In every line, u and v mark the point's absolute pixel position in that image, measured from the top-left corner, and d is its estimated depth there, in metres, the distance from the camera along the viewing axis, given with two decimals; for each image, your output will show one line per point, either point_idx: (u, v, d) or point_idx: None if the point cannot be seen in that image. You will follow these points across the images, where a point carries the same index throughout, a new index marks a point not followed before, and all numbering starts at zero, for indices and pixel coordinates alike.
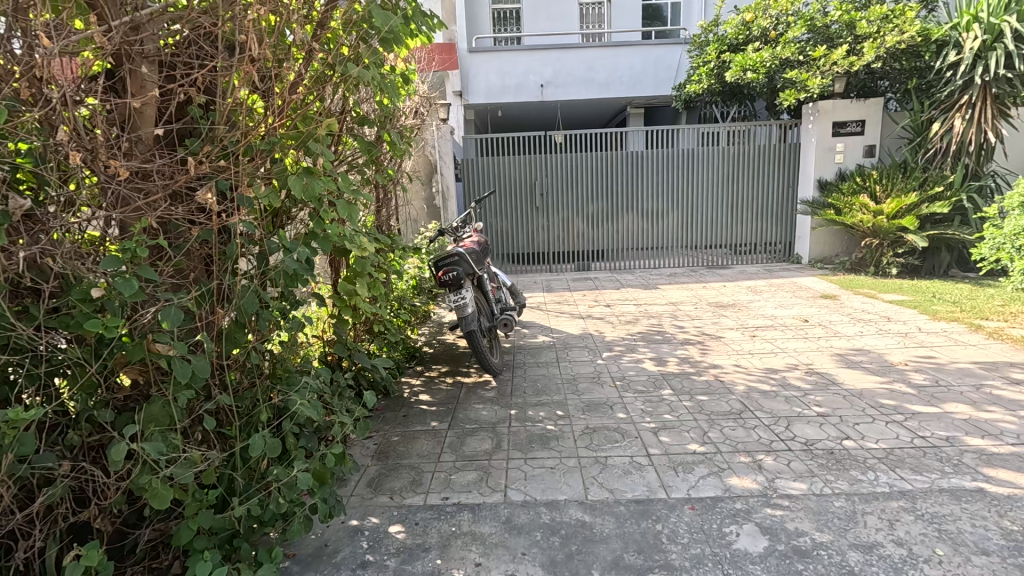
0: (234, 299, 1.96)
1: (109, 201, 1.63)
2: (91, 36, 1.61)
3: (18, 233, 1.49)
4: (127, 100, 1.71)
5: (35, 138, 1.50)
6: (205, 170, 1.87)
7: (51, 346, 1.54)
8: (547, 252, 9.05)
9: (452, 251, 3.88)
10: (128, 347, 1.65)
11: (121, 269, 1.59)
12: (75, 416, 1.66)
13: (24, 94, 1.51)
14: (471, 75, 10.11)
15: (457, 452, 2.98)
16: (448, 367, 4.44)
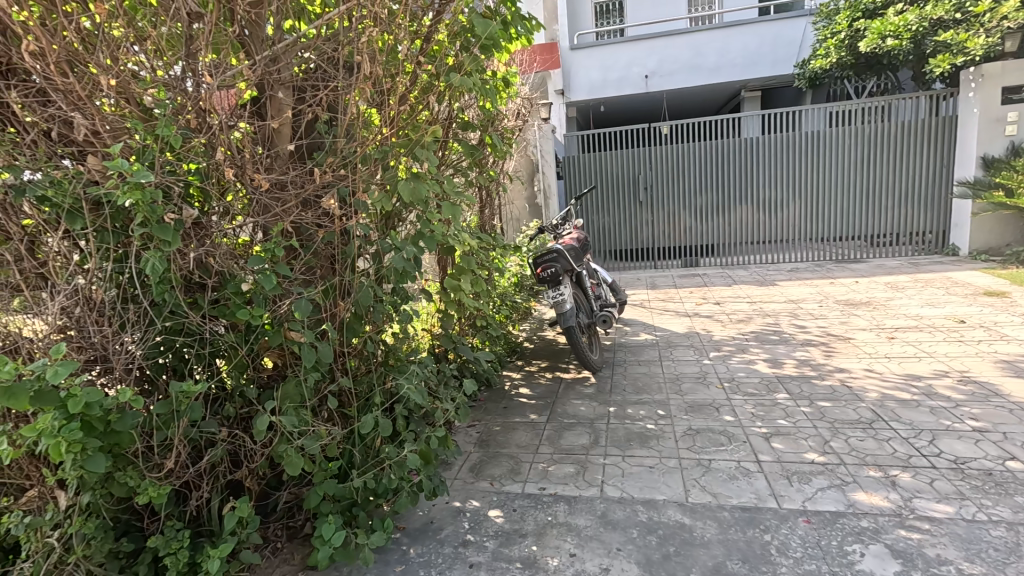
0: (353, 293, 2.20)
1: (256, 209, 1.91)
2: (241, 71, 1.89)
3: (190, 238, 1.76)
4: (268, 122, 2.00)
5: (202, 159, 1.78)
6: (329, 180, 2.12)
7: (214, 332, 1.85)
8: (652, 248, 8.74)
9: (551, 248, 3.93)
10: (270, 334, 1.93)
11: (264, 266, 1.87)
12: (231, 391, 1.97)
13: (193, 123, 1.79)
14: (572, 73, 10.09)
15: (555, 445, 3.04)
16: (548, 362, 4.51)
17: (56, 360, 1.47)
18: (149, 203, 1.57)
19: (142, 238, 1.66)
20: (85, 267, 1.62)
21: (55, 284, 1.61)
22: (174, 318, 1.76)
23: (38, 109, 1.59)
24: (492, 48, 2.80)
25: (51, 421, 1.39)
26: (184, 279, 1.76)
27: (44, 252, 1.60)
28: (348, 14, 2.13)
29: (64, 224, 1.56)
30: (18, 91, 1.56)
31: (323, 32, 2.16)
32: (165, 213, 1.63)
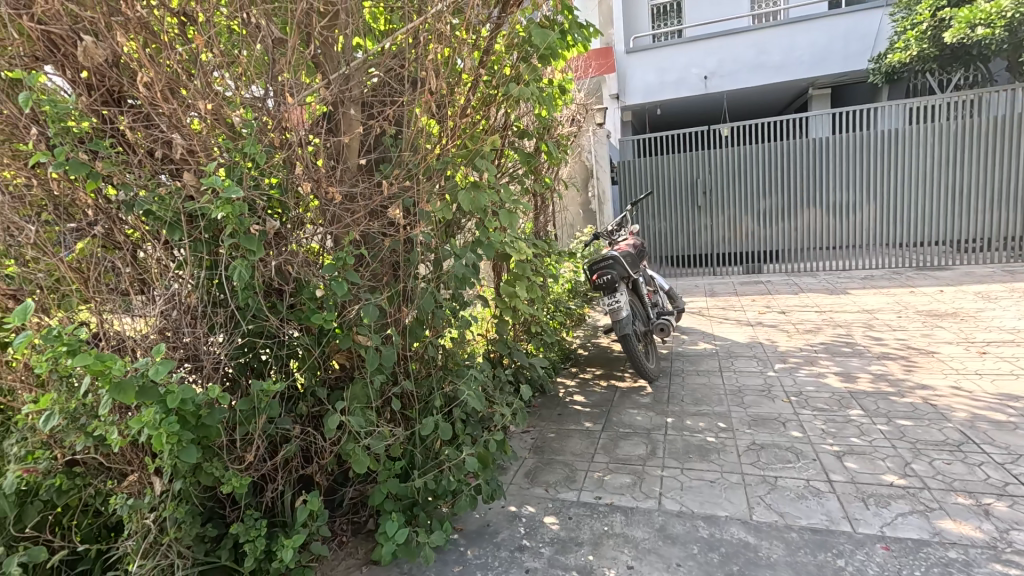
0: (416, 300, 2.29)
1: (328, 220, 2.03)
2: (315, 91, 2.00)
3: (271, 248, 1.89)
4: (340, 137, 2.10)
5: (281, 174, 1.90)
6: (396, 191, 2.22)
7: (289, 335, 1.97)
8: (711, 254, 8.44)
9: (606, 254, 3.92)
10: (340, 337, 2.04)
11: (336, 273, 1.98)
12: (303, 391, 2.09)
13: (276, 140, 1.92)
14: (628, 76, 9.96)
15: (610, 455, 3.00)
16: (603, 370, 4.46)
17: (157, 358, 1.61)
18: (237, 216, 1.69)
19: (231, 248, 1.80)
20: (180, 274, 1.77)
21: (156, 290, 1.78)
22: (254, 322, 1.89)
23: (145, 132, 1.76)
24: (550, 58, 2.82)
25: (152, 414, 1.53)
26: (264, 286, 1.89)
27: (150, 258, 1.80)
28: (414, 32, 2.22)
29: (165, 236, 1.72)
30: (130, 118, 1.74)
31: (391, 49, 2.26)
32: (251, 224, 1.76)
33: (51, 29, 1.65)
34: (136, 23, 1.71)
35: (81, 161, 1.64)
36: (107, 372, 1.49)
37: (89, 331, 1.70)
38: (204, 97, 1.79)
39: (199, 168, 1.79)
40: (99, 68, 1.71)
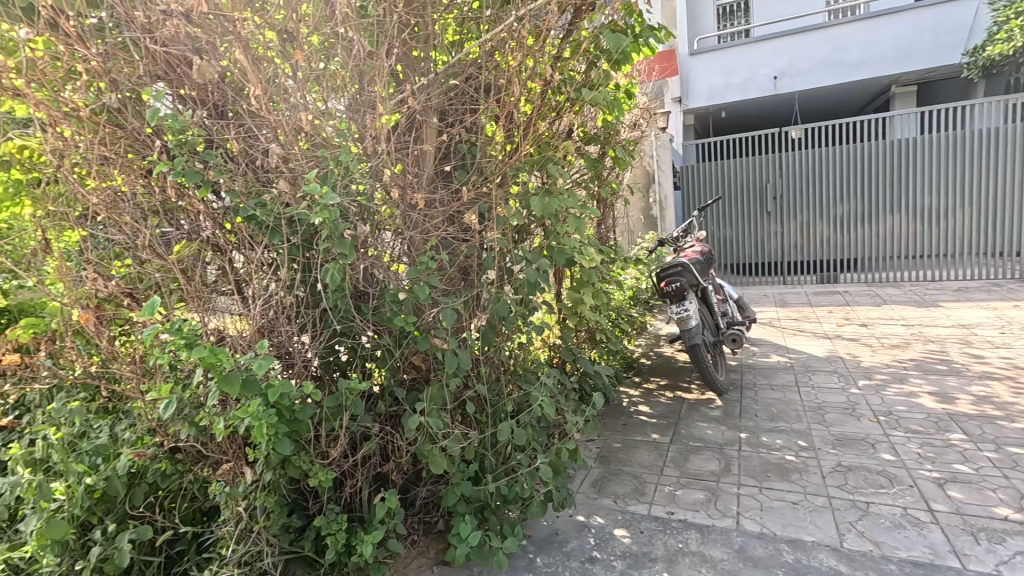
0: (489, 305, 2.32)
1: (406, 225, 2.08)
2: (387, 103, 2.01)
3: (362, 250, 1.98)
4: (421, 145, 2.15)
5: (367, 180, 1.97)
6: (472, 197, 2.26)
7: (372, 336, 2.04)
8: (781, 262, 8.03)
9: (676, 260, 3.78)
10: (418, 340, 2.09)
11: (418, 277, 2.04)
12: (382, 391, 2.15)
13: (365, 149, 2.00)
14: (691, 79, 9.67)
15: (681, 468, 2.90)
16: (668, 380, 4.32)
17: (259, 355, 1.71)
18: (332, 222, 1.78)
19: (324, 252, 1.89)
20: (277, 276, 1.88)
21: (256, 291, 1.89)
22: (342, 323, 1.97)
23: (246, 143, 1.87)
24: (621, 62, 2.77)
25: (256, 408, 1.63)
26: (353, 289, 1.97)
27: (239, 267, 1.94)
28: (492, 41, 2.25)
29: (266, 240, 1.83)
30: (235, 130, 1.85)
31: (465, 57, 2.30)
32: (344, 229, 1.84)
33: (170, 49, 1.80)
34: (241, 42, 1.83)
35: (195, 170, 1.78)
36: (217, 366, 1.60)
37: (203, 327, 1.84)
38: (301, 108, 1.88)
39: (299, 176, 1.87)
40: (209, 85, 1.85)
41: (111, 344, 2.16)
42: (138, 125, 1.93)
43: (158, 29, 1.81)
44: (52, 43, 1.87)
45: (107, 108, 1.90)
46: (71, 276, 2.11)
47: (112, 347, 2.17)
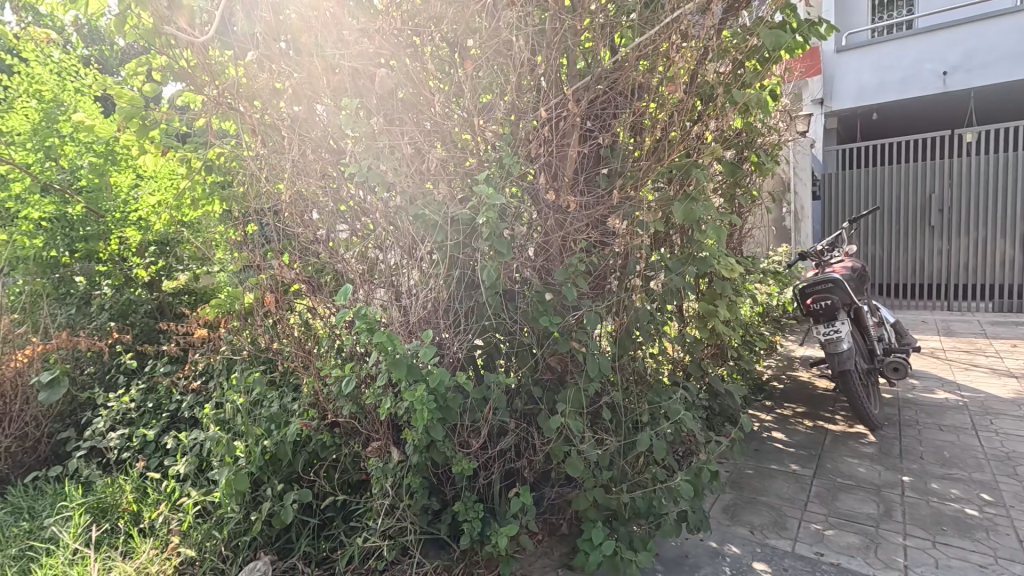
0: (632, 311, 2.29)
1: (551, 226, 2.12)
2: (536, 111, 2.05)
3: (516, 251, 2.09)
4: (570, 146, 2.12)
5: (522, 184, 2.07)
6: (621, 201, 2.23)
7: (518, 334, 2.12)
8: (946, 284, 6.95)
9: (826, 276, 3.41)
10: (559, 341, 2.12)
11: (567, 278, 2.09)
12: (519, 389, 2.21)
13: (524, 152, 2.08)
14: (837, 78, 8.77)
15: (829, 506, 2.61)
16: (806, 408, 3.92)
17: (423, 345, 1.87)
18: (494, 223, 1.89)
19: (481, 252, 2.01)
20: (437, 272, 2.05)
21: (419, 283, 2.09)
22: (492, 319, 2.09)
23: (414, 148, 2.04)
24: (778, 59, 2.56)
25: (420, 393, 1.79)
26: (503, 287, 2.06)
27: (399, 261, 2.15)
28: (641, 43, 2.16)
29: (431, 236, 2.00)
30: (405, 136, 2.04)
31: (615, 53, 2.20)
32: (500, 230, 1.93)
33: (355, 66, 2.05)
34: (412, 65, 2.03)
35: (377, 172, 1.97)
36: (391, 352, 1.77)
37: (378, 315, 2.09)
38: (472, 114, 2.05)
39: (465, 179, 2.05)
40: (383, 96, 2.06)
41: (288, 325, 2.46)
42: (325, 133, 2.20)
43: (350, 48, 2.05)
44: (265, 64, 2.21)
45: (298, 118, 2.21)
46: (263, 264, 2.47)
47: (288, 327, 2.47)
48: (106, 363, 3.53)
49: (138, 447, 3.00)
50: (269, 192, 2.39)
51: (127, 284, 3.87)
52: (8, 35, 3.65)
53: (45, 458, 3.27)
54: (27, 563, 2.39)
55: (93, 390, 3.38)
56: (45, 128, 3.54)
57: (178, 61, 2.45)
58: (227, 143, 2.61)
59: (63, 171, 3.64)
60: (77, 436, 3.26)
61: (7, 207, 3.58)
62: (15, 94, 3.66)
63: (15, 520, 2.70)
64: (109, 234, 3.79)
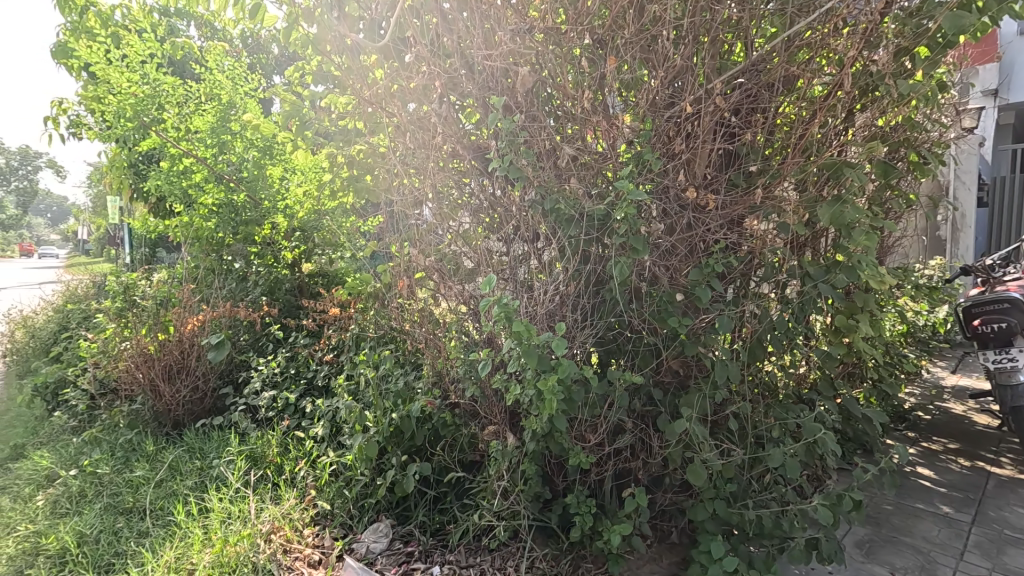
0: (767, 319, 2.16)
1: (683, 225, 2.06)
2: (675, 108, 2.00)
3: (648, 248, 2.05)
4: (709, 143, 2.04)
5: (656, 182, 2.03)
6: (762, 202, 2.09)
7: (643, 333, 2.10)
8: None
9: (1002, 295, 2.90)
10: (687, 344, 2.07)
11: (700, 280, 2.04)
12: (639, 389, 2.18)
13: (660, 149, 2.04)
14: (1018, 66, 7.48)
15: (993, 560, 2.27)
16: (961, 445, 3.41)
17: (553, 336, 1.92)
18: (631, 218, 1.90)
19: (613, 249, 2.01)
20: (566, 266, 2.10)
21: (545, 277, 2.14)
22: (617, 315, 2.08)
23: (551, 145, 2.10)
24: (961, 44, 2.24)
25: (549, 383, 1.82)
26: (632, 284, 2.04)
27: (526, 254, 2.21)
28: (794, 33, 2.01)
29: (564, 230, 2.05)
30: (541, 133, 2.11)
31: (762, 43, 2.09)
32: (636, 228, 1.93)
33: (500, 65, 2.12)
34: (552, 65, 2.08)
35: (517, 167, 2.05)
36: (524, 340, 1.84)
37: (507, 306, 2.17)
38: (610, 110, 2.07)
39: (597, 176, 2.08)
40: (524, 94, 2.13)
41: (417, 309, 2.63)
42: (464, 132, 2.30)
43: (495, 48, 2.13)
44: (416, 66, 2.37)
45: (441, 117, 2.29)
46: (399, 252, 2.65)
47: (416, 311, 2.64)
48: (258, 332, 4.02)
49: (282, 407, 3.40)
50: (408, 185, 2.55)
51: (274, 266, 4.34)
52: (195, 48, 4.31)
53: (209, 409, 3.76)
54: (199, 495, 2.81)
55: (248, 354, 3.87)
56: (220, 127, 4.14)
57: (335, 65, 2.72)
58: (370, 140, 2.84)
59: (231, 164, 4.24)
60: (233, 392, 3.75)
61: (188, 193, 4.24)
62: (199, 98, 4.32)
63: (190, 458, 3.19)
64: (264, 220, 4.32)
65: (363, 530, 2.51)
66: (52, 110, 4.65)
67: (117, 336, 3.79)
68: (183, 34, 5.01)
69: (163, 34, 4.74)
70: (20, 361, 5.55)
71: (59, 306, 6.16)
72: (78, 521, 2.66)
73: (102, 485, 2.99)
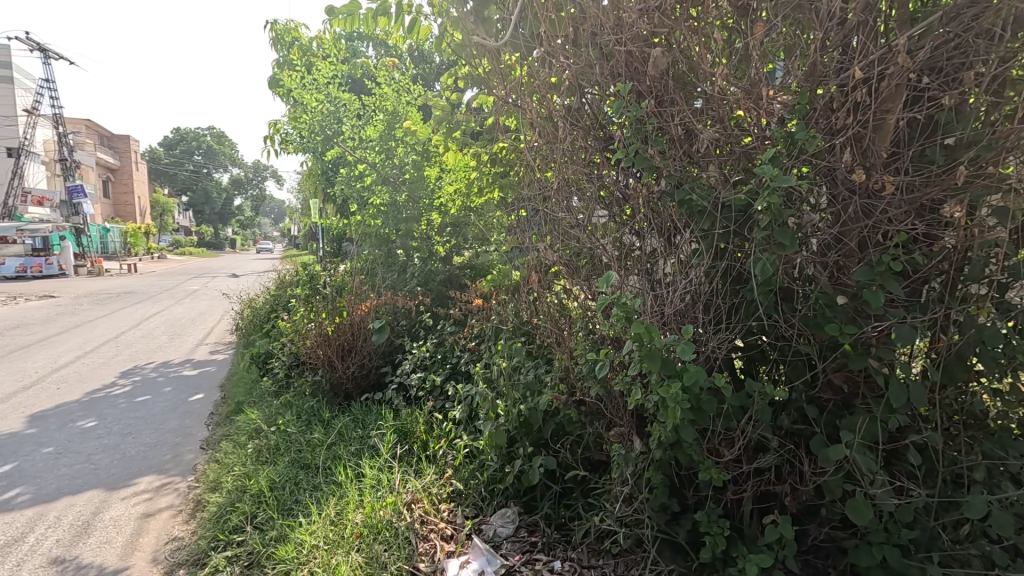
0: (971, 330, 1.70)
1: (848, 213, 1.75)
2: (843, 76, 1.71)
3: (802, 242, 1.79)
4: (890, 116, 1.69)
5: (815, 165, 1.75)
6: (967, 183, 1.65)
7: (795, 340, 1.83)
8: None
9: None
10: (851, 356, 1.76)
11: (871, 280, 1.70)
12: (788, 403, 1.92)
13: (821, 125, 1.76)
14: None
15: None
16: None
17: (680, 339, 1.78)
18: (777, 208, 1.65)
19: (759, 243, 1.78)
20: (699, 262, 1.92)
21: (677, 273, 1.98)
22: (761, 319, 1.85)
23: (686, 130, 1.93)
24: None
25: (673, 390, 1.69)
26: (779, 284, 1.79)
27: (655, 250, 2.07)
28: None
29: (697, 223, 1.88)
30: (675, 117, 1.93)
31: None
32: (786, 217, 1.68)
33: (631, 49, 1.99)
34: (694, 44, 1.92)
35: (645, 156, 1.93)
36: (646, 342, 1.74)
37: (635, 304, 2.06)
38: (758, 85, 1.82)
39: (740, 160, 1.86)
40: (656, 77, 1.97)
41: (548, 303, 2.64)
42: (594, 121, 2.18)
43: (625, 30, 2.00)
44: (546, 60, 2.36)
45: (571, 109, 2.23)
46: (533, 248, 2.68)
47: (547, 306, 2.65)
48: (413, 318, 4.43)
49: (429, 388, 3.70)
50: (540, 180, 2.56)
51: (430, 258, 4.66)
52: (371, 66, 4.90)
53: (372, 384, 4.26)
54: (358, 460, 3.21)
55: (404, 338, 4.30)
56: (388, 134, 4.63)
57: (477, 68, 2.84)
58: (509, 137, 2.92)
59: (396, 167, 4.69)
60: (391, 371, 4.21)
61: (363, 195, 4.82)
62: (372, 110, 4.91)
63: (354, 427, 3.67)
64: (421, 217, 4.67)
65: (491, 513, 2.62)
66: (269, 131, 5.69)
67: (306, 318, 4.52)
68: (363, 55, 5.74)
69: (347, 57, 5.47)
70: (246, 334, 6.96)
71: (273, 291, 7.56)
72: (273, 469, 3.25)
73: (291, 442, 3.61)
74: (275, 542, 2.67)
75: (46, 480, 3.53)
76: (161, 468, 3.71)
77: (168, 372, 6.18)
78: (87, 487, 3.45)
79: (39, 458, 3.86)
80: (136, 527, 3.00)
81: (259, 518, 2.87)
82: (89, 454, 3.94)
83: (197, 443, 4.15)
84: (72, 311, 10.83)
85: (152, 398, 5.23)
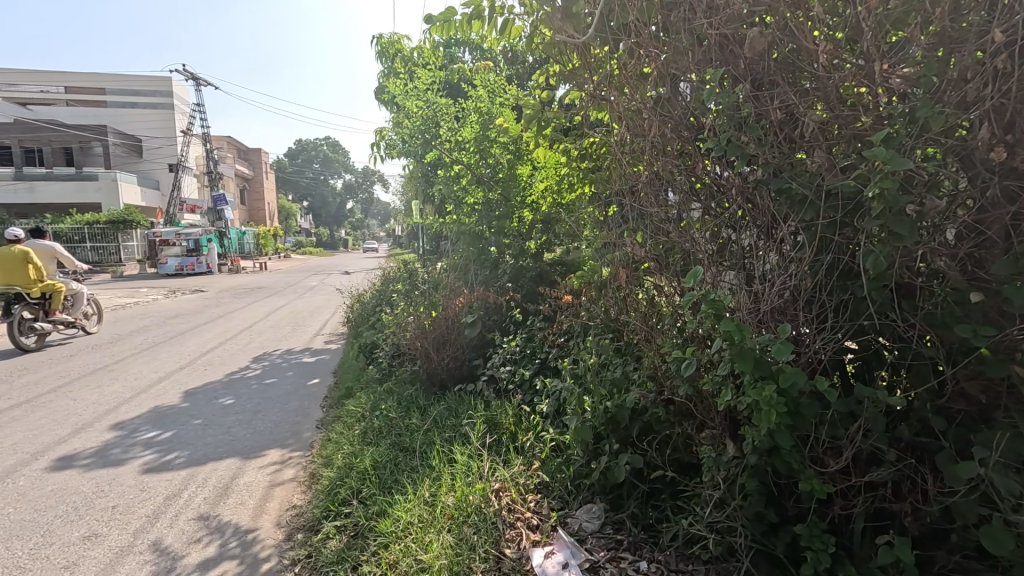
0: None
1: (987, 198, 1.54)
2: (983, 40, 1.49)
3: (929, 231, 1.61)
4: None
5: (943, 144, 1.54)
6: None
7: (916, 342, 1.64)
8: None
9: None
10: (988, 361, 1.55)
11: (1015, 274, 1.49)
12: (909, 413, 1.73)
13: (952, 98, 1.55)
14: None
15: None
16: None
17: (776, 338, 1.67)
18: (891, 194, 1.48)
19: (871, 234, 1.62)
20: (800, 256, 1.78)
21: (777, 267, 1.85)
22: (874, 318, 1.68)
23: (787, 113, 1.79)
24: None
25: (767, 392, 1.60)
26: (896, 280, 1.61)
27: (752, 244, 1.96)
28: None
29: (799, 214, 1.74)
30: (775, 100, 1.80)
31: None
32: (905, 205, 1.51)
33: (724, 32, 1.88)
34: (798, 19, 1.78)
35: (737, 144, 1.82)
36: (737, 341, 1.65)
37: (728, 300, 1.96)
38: (872, 59, 1.65)
39: (850, 143, 1.72)
40: (754, 58, 1.85)
41: (636, 299, 2.59)
42: (684, 110, 2.10)
43: (719, 12, 1.90)
44: (634, 50, 2.31)
45: (660, 99, 2.15)
46: (620, 243, 2.64)
47: (635, 302, 2.60)
48: (504, 314, 4.56)
49: (518, 382, 3.80)
50: (627, 174, 2.52)
51: (521, 255, 4.73)
52: (466, 70, 5.09)
53: (465, 376, 4.46)
54: (451, 446, 3.39)
55: (495, 332, 4.45)
56: (482, 135, 4.78)
57: (566, 64, 2.84)
58: (598, 132, 2.89)
59: (489, 167, 4.84)
60: (482, 364, 4.37)
61: (459, 195, 5.01)
62: (468, 112, 5.11)
63: (448, 415, 3.87)
64: (513, 214, 4.76)
65: (577, 508, 2.63)
66: (375, 138, 6.13)
67: (406, 312, 4.83)
68: (459, 60, 5.97)
69: (444, 64, 5.73)
70: (354, 326, 7.58)
71: (378, 287, 8.15)
72: (376, 450, 3.54)
73: (392, 426, 3.90)
74: (376, 516, 2.90)
75: (196, 446, 4.14)
76: (284, 443, 4.19)
77: (290, 359, 6.93)
78: (227, 455, 3.99)
79: (191, 428, 4.53)
80: (264, 492, 3.42)
81: (363, 493, 3.14)
82: (228, 427, 4.56)
83: (313, 423, 4.63)
84: (218, 303, 12.51)
85: (277, 381, 5.90)
